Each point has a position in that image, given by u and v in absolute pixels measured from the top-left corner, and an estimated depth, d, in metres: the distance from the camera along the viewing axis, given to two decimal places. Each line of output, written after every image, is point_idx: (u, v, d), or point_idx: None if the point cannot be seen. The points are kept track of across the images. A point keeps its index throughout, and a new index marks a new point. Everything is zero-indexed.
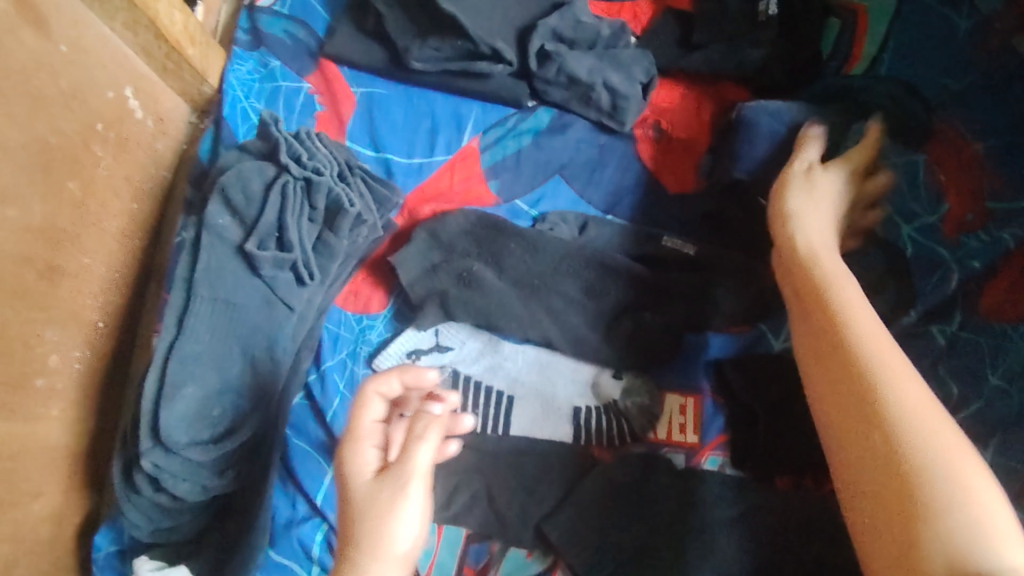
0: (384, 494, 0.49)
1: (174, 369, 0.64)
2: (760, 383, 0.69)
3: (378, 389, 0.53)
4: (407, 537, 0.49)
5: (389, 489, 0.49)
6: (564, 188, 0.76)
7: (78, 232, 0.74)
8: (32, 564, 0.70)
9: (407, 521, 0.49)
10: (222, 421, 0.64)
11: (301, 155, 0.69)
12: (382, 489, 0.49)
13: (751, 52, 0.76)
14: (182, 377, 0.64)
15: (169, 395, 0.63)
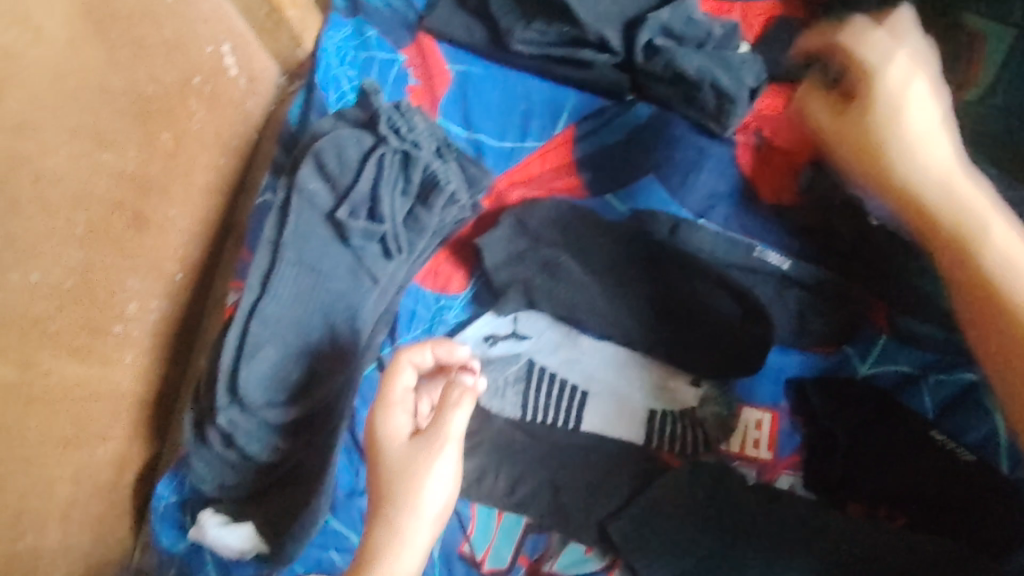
0: (414, 467, 0.50)
1: (257, 328, 0.64)
2: (841, 405, 0.67)
3: (411, 357, 0.54)
4: (440, 496, 0.50)
5: (409, 467, 0.50)
6: (657, 186, 0.74)
7: (167, 182, 0.73)
8: (91, 503, 0.72)
9: (430, 501, 0.50)
10: (300, 384, 0.65)
11: (400, 127, 0.68)
12: (416, 453, 0.50)
13: None
14: (264, 337, 0.64)
15: (250, 353, 0.63)
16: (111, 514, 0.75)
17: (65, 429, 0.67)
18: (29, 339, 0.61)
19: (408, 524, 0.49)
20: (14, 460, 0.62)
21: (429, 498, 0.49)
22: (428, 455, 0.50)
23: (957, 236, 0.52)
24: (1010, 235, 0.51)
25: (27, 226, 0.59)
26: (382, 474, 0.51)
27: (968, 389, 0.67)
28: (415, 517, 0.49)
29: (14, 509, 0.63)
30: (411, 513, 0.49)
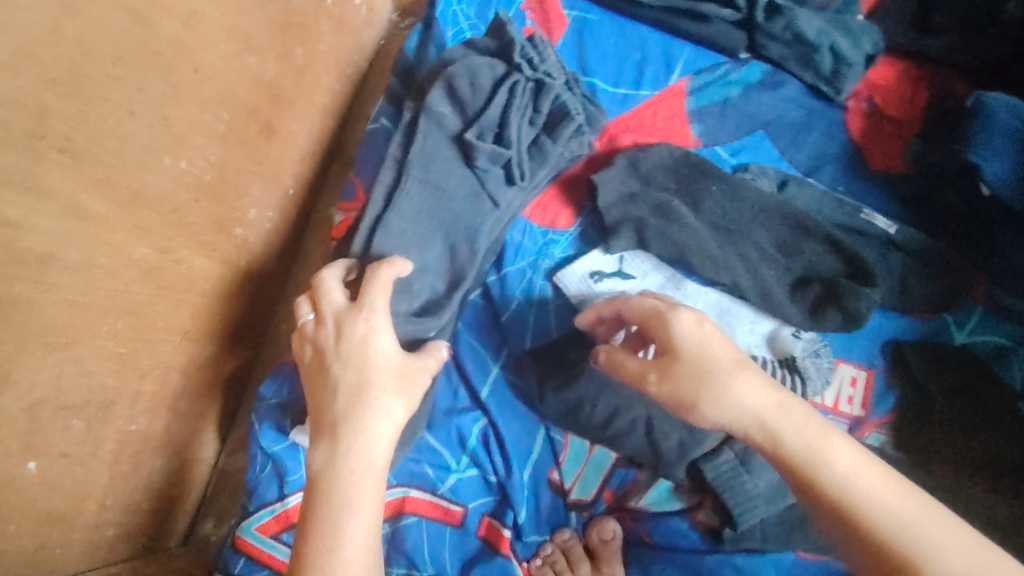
0: (370, 398, 0.53)
1: (382, 237, 0.65)
2: (940, 368, 0.70)
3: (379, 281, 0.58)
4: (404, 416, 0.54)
5: (369, 398, 0.53)
6: (766, 144, 0.77)
7: (294, 97, 0.76)
8: (193, 399, 0.75)
9: (379, 428, 0.53)
10: (418, 296, 0.67)
11: (533, 58, 0.70)
12: (407, 367, 0.56)
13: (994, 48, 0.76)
14: (389, 246, 0.65)
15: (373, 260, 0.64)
16: (209, 413, 0.79)
17: (185, 321, 0.70)
18: (168, 225, 0.64)
19: (360, 455, 0.52)
20: (140, 340, 0.65)
21: (385, 422, 0.53)
22: (371, 389, 0.53)
23: (676, 403, 0.53)
24: (741, 385, 0.51)
25: (181, 115, 0.62)
26: (334, 391, 0.54)
27: None
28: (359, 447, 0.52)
29: (133, 387, 0.66)
30: (368, 438, 0.52)
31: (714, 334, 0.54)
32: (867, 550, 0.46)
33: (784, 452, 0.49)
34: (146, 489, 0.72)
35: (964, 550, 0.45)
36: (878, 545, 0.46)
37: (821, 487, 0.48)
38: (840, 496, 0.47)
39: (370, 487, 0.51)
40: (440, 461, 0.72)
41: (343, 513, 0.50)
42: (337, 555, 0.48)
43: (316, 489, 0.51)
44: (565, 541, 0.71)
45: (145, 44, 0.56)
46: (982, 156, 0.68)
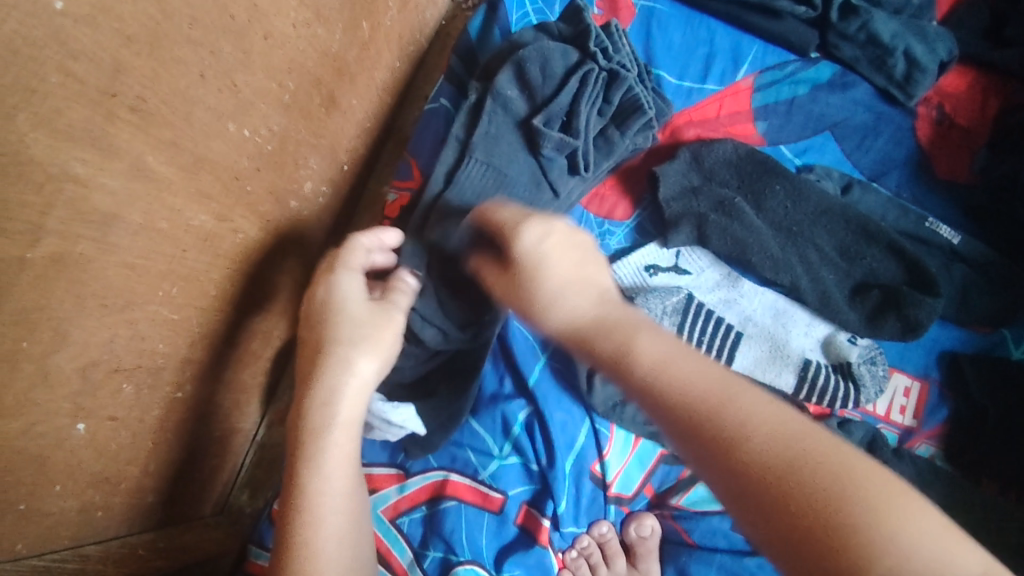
0: (353, 360, 0.53)
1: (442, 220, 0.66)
2: (996, 383, 0.68)
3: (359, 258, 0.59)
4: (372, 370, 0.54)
5: (350, 358, 0.53)
6: (831, 145, 0.75)
7: (357, 71, 0.75)
8: (237, 369, 0.75)
9: (359, 385, 0.54)
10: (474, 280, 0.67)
11: (608, 48, 0.69)
12: (370, 318, 0.56)
13: None
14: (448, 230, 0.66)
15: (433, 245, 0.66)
16: (252, 384, 0.79)
17: (237, 291, 0.70)
18: (229, 192, 0.63)
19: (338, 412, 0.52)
20: (193, 307, 0.64)
21: (360, 381, 0.53)
22: (352, 349, 0.53)
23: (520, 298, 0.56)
24: (571, 294, 0.52)
25: (249, 82, 0.61)
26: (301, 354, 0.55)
27: None
28: (340, 404, 0.52)
29: (183, 354, 0.65)
30: (330, 397, 0.52)
31: (559, 244, 0.54)
32: (768, 521, 0.37)
33: (668, 400, 0.42)
34: (188, 457, 0.72)
35: (916, 516, 0.35)
36: (802, 506, 0.36)
37: (738, 467, 0.38)
38: (761, 472, 0.37)
39: (342, 442, 0.52)
40: (483, 447, 0.71)
41: (315, 472, 0.50)
42: (308, 518, 0.49)
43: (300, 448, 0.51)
44: (602, 535, 0.70)
45: (222, 6, 0.55)
46: None
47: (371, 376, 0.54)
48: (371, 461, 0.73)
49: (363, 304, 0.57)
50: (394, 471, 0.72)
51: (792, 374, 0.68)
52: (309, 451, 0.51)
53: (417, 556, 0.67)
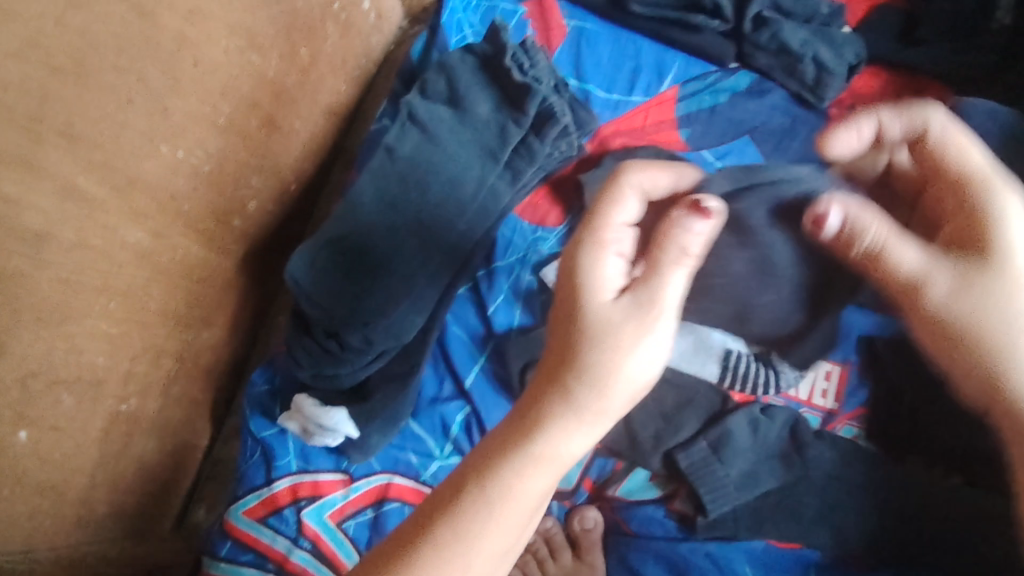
0: (583, 405, 0.45)
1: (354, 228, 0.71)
2: (913, 365, 0.72)
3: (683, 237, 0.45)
4: (644, 371, 0.45)
5: (648, 321, 0.45)
6: (751, 148, 0.78)
7: (298, 95, 0.79)
8: (187, 386, 0.78)
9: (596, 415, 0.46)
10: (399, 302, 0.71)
11: (524, 64, 0.74)
12: (620, 317, 0.45)
13: (983, 54, 0.79)
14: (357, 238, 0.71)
15: (346, 248, 0.70)
16: (204, 399, 0.82)
17: (178, 307, 0.73)
18: (163, 211, 0.67)
19: (545, 454, 0.45)
20: (132, 321, 0.67)
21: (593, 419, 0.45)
22: (674, 260, 0.45)
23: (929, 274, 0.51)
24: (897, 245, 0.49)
25: (180, 106, 0.64)
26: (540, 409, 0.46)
27: None
28: (591, 372, 0.45)
29: (124, 367, 0.68)
30: (549, 443, 0.45)
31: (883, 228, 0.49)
32: None
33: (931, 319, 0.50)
34: (139, 470, 0.74)
35: None
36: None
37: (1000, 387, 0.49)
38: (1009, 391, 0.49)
39: (581, 432, 0.46)
40: (424, 448, 0.74)
41: (524, 426, 0.46)
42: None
43: (522, 407, 0.47)
44: (548, 529, 0.76)
45: (146, 35, 0.58)
46: None
47: (585, 420, 0.45)
48: (318, 468, 0.74)
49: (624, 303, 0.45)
50: (339, 477, 0.74)
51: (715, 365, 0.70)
52: (566, 394, 0.45)
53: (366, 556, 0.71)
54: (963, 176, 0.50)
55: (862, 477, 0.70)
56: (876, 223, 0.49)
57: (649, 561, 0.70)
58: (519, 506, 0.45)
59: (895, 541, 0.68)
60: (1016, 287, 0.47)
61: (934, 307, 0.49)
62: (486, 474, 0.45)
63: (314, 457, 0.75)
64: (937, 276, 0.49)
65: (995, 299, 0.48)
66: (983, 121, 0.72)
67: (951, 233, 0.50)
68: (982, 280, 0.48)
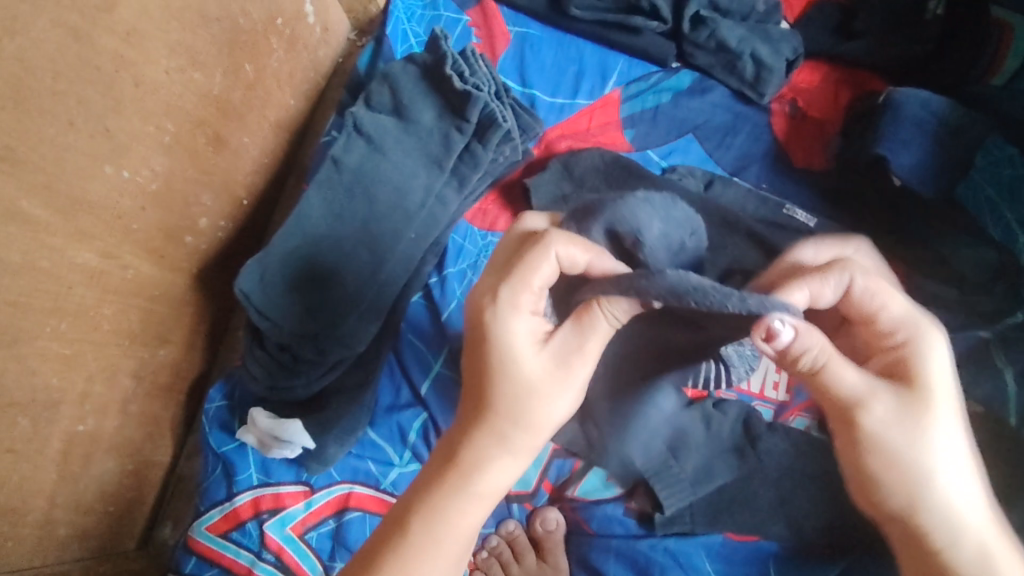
0: (511, 441, 0.47)
1: (299, 242, 0.71)
2: None
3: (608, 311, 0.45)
4: (560, 411, 0.47)
5: (568, 368, 0.47)
6: (694, 146, 0.83)
7: (245, 110, 0.79)
8: (146, 405, 0.78)
9: (520, 452, 0.48)
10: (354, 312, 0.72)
11: (463, 71, 0.75)
12: (544, 370, 0.47)
13: (911, 48, 0.85)
14: (304, 252, 0.71)
15: (292, 263, 0.70)
16: (164, 418, 0.82)
17: (133, 325, 0.73)
18: (112, 230, 0.67)
19: (477, 490, 0.47)
20: (85, 342, 0.67)
21: (515, 453, 0.47)
22: (602, 326, 0.46)
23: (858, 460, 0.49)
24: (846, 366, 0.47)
25: (123, 126, 0.64)
26: (467, 447, 0.47)
27: (981, 344, 0.71)
28: (514, 412, 0.46)
29: (80, 387, 0.68)
30: (479, 478, 0.47)
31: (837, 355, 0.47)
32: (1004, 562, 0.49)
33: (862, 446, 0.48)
34: (99, 490, 0.74)
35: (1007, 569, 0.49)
36: None
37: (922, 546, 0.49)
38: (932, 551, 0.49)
39: (504, 462, 0.47)
40: (383, 456, 0.74)
41: (456, 464, 0.47)
42: None
43: (450, 445, 0.48)
44: (510, 532, 0.73)
45: (88, 58, 0.59)
46: (891, 149, 0.75)
47: (509, 453, 0.47)
48: (280, 480, 0.74)
49: (546, 352, 0.47)
50: (300, 488, 0.73)
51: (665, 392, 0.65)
52: (493, 432, 0.47)
53: (329, 568, 0.71)
54: (889, 329, 0.50)
55: (813, 467, 0.71)
56: (823, 353, 0.45)
57: (611, 558, 0.71)
58: (455, 541, 0.47)
59: (851, 530, 0.68)
60: (936, 477, 0.48)
61: (873, 446, 0.48)
62: (424, 514, 0.47)
63: (274, 469, 0.74)
64: (884, 406, 0.47)
65: (921, 451, 0.48)
66: (914, 110, 0.76)
67: (875, 372, 0.50)
68: (908, 432, 0.47)
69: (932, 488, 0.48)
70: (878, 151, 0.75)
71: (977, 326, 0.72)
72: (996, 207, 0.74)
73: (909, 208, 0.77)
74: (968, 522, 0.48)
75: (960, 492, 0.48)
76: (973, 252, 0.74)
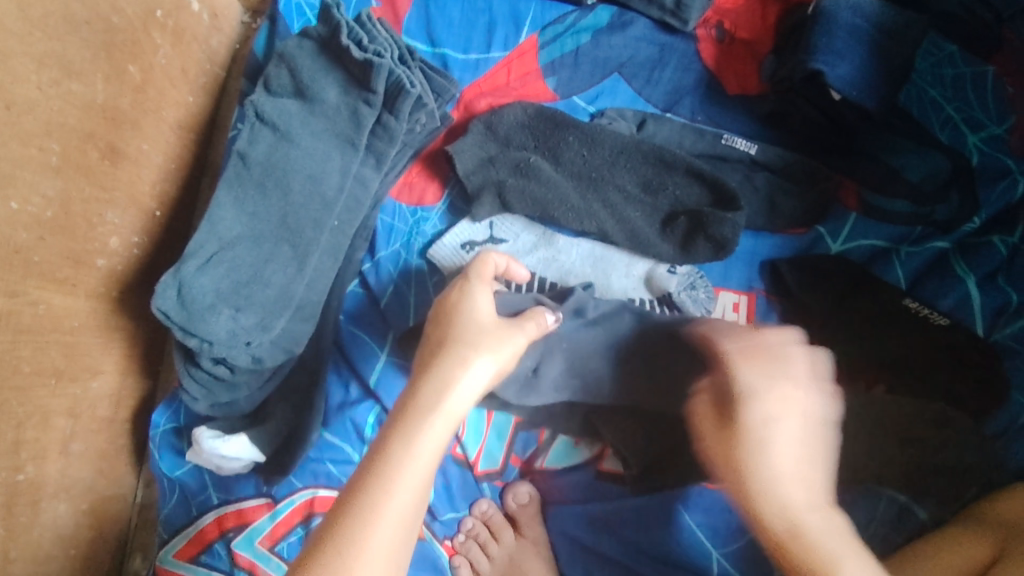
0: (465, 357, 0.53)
1: (215, 250, 0.64)
2: (817, 278, 0.70)
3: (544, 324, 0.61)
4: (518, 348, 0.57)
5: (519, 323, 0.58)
6: (622, 85, 0.79)
7: (138, 115, 0.74)
8: (90, 440, 0.75)
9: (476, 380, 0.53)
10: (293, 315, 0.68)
11: (362, 38, 0.69)
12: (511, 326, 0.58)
13: None
14: (222, 261, 0.64)
15: (207, 272, 0.63)
16: (112, 450, 0.79)
17: (56, 361, 0.69)
18: (13, 267, 0.62)
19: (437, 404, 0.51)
20: (7, 388, 0.63)
21: (475, 377, 0.53)
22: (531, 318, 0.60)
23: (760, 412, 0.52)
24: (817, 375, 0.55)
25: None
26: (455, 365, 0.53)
27: (941, 256, 0.70)
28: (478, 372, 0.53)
29: (11, 435, 0.64)
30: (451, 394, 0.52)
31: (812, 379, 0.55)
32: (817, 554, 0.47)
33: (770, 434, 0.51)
34: (55, 537, 0.71)
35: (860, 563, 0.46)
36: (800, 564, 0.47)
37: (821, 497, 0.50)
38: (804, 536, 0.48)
39: (477, 382, 0.53)
40: (342, 456, 0.71)
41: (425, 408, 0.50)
42: (337, 543, 0.44)
43: (420, 392, 0.51)
44: (484, 513, 0.71)
45: None
46: (827, 62, 0.70)
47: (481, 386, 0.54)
48: (241, 496, 0.71)
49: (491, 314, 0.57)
50: (263, 500, 0.71)
51: (631, 326, 0.67)
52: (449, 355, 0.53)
53: None
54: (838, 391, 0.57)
55: None
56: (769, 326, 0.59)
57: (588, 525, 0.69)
58: (403, 495, 0.47)
59: None
60: (787, 458, 0.51)
61: (759, 465, 0.50)
62: (377, 470, 0.47)
63: (234, 487, 0.72)
64: (780, 415, 0.52)
65: (818, 459, 0.52)
66: (849, 18, 0.72)
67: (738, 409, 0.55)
68: (756, 460, 0.51)
69: (792, 491, 0.49)
70: (814, 65, 0.70)
71: (936, 237, 0.70)
72: (940, 109, 0.74)
73: (853, 123, 0.74)
74: (808, 519, 0.48)
75: (819, 466, 0.51)
76: (924, 160, 0.72)
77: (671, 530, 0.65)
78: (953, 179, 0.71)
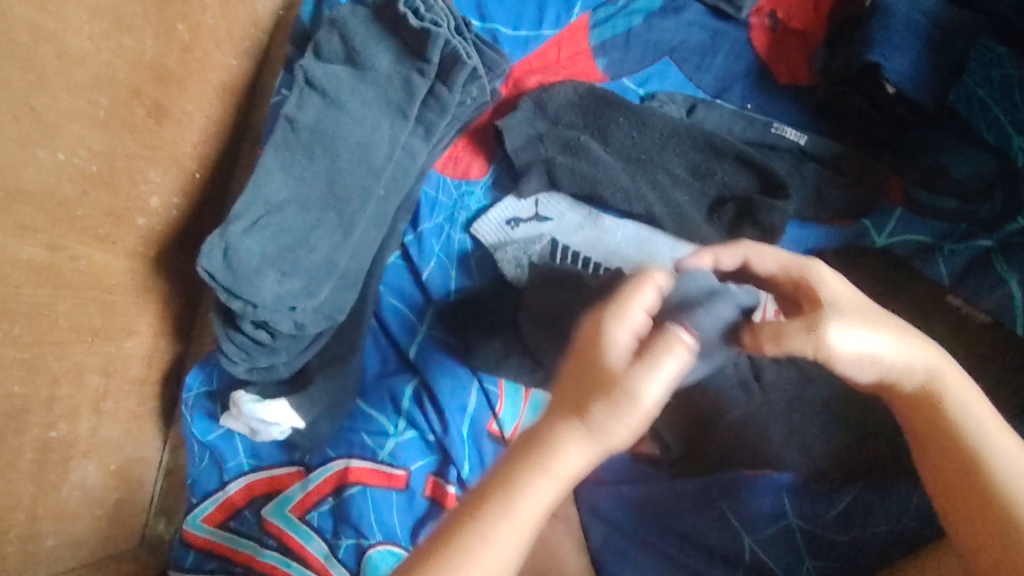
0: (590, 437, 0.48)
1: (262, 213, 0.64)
2: (863, 271, 0.73)
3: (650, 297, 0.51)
4: (655, 396, 0.46)
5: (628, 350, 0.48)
6: (672, 69, 0.79)
7: (184, 75, 0.73)
8: (121, 401, 0.74)
9: (570, 478, 0.48)
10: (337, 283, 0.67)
11: (418, 8, 0.69)
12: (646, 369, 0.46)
13: None
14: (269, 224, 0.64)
15: (254, 234, 0.63)
16: (141, 411, 0.78)
17: (92, 319, 0.68)
18: (57, 220, 0.61)
19: (555, 471, 0.48)
20: (45, 343, 0.62)
21: (566, 476, 0.48)
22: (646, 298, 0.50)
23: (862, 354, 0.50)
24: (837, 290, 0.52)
25: (50, 105, 0.56)
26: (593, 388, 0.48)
27: (983, 255, 0.70)
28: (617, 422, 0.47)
29: (45, 392, 0.63)
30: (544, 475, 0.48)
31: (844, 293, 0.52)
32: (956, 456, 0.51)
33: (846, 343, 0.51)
34: (83, 496, 0.71)
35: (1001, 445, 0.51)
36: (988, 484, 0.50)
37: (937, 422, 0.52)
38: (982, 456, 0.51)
39: (579, 454, 0.48)
40: (375, 427, 0.70)
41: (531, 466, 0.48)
42: None
43: (563, 430, 0.48)
44: None
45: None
46: (884, 55, 0.70)
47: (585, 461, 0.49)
48: (272, 463, 0.71)
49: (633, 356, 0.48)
50: (294, 470, 0.71)
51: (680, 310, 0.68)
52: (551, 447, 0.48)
53: (332, 545, 0.67)
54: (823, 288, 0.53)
55: None
56: (747, 243, 0.57)
57: (622, 506, 0.70)
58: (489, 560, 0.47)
59: (871, 454, 0.67)
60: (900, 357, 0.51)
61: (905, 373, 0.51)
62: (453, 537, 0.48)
63: (265, 453, 0.72)
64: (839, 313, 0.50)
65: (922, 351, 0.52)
66: (906, 12, 0.72)
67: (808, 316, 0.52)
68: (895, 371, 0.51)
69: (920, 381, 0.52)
70: (871, 56, 0.71)
71: (979, 236, 0.71)
72: (987, 109, 0.74)
73: (905, 117, 0.73)
74: (944, 390, 0.52)
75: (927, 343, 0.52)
76: (971, 157, 0.72)
77: (708, 512, 0.66)
78: (999, 178, 0.71)
